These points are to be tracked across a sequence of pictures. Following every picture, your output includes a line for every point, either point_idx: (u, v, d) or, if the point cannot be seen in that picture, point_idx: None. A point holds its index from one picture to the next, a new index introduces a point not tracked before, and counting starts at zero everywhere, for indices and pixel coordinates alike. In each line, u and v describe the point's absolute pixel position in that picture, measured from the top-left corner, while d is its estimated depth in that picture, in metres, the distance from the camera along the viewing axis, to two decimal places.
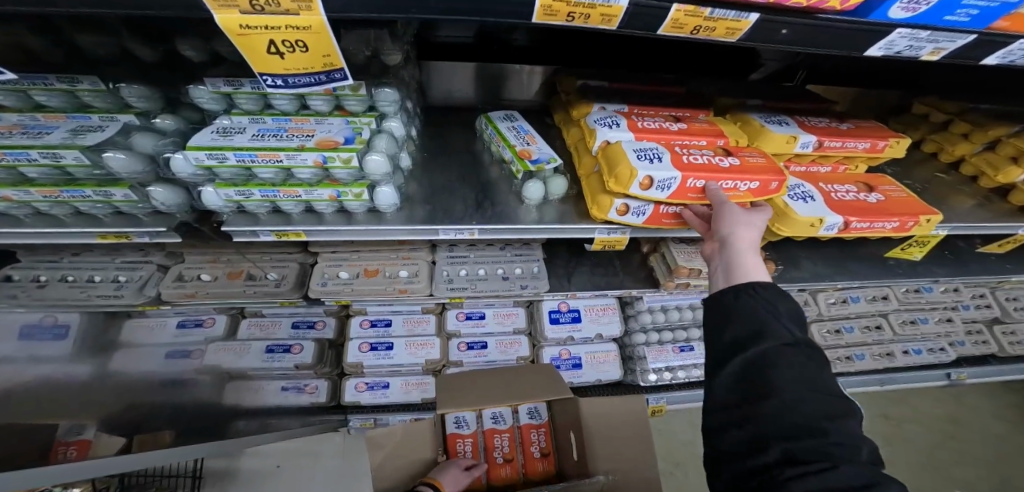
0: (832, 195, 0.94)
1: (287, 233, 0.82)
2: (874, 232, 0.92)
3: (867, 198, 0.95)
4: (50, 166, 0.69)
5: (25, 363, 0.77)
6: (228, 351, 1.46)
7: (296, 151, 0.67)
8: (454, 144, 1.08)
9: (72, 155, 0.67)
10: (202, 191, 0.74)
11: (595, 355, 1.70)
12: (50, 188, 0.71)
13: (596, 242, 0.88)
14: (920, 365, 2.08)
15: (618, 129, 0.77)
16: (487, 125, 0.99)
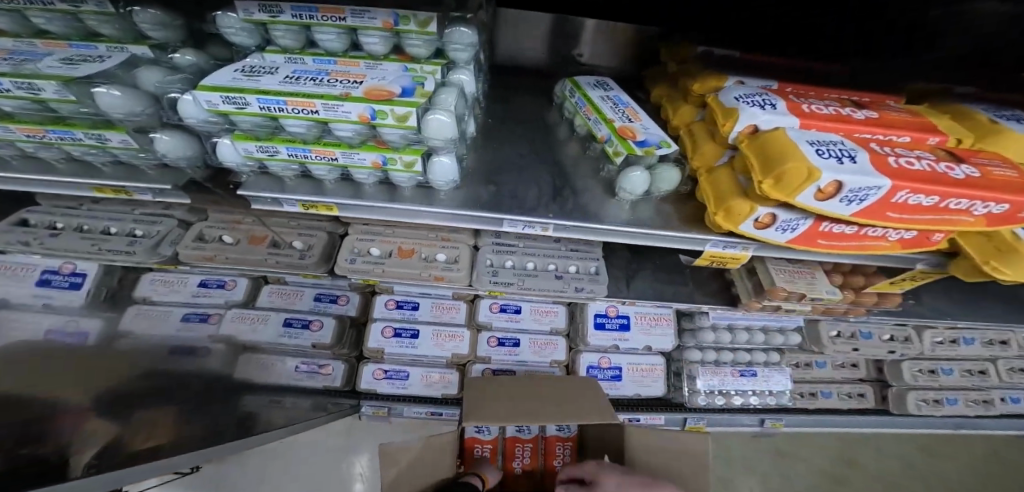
0: None
1: (316, 205, 0.66)
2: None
3: None
4: (29, 100, 0.55)
5: None
6: (246, 320, 1.38)
7: (339, 100, 0.50)
8: (520, 111, 0.89)
9: (52, 88, 0.53)
10: (218, 144, 0.59)
11: (638, 365, 1.43)
12: (33, 126, 0.59)
13: (702, 256, 0.68)
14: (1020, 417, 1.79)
15: (772, 111, 0.54)
16: (573, 92, 0.81)
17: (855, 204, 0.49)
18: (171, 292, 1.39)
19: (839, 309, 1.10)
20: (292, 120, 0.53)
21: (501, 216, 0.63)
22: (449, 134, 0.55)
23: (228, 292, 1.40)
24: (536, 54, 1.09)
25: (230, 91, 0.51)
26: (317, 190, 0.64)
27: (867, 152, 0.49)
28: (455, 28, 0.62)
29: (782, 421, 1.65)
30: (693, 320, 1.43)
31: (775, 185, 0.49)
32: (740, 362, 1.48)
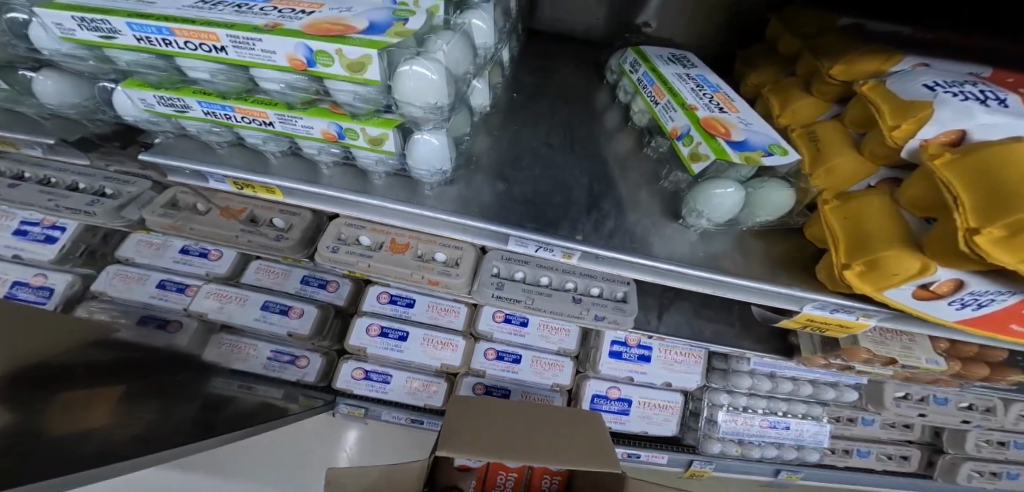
0: None
1: (252, 186, 0.47)
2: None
3: None
4: None
5: None
6: (223, 298, 1.24)
7: (253, 30, 0.30)
8: (558, 84, 0.68)
9: None
10: (109, 92, 0.42)
11: (649, 400, 1.24)
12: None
13: (794, 317, 0.47)
14: None
15: (1002, 111, 0.35)
16: (637, 66, 0.61)
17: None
18: (154, 255, 1.25)
19: (930, 377, 0.87)
20: (187, 60, 0.34)
21: (504, 232, 0.42)
22: (432, 99, 0.35)
23: (209, 263, 1.25)
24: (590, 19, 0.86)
25: (90, 9, 0.32)
26: (253, 166, 0.45)
27: None
28: None
29: (801, 475, 1.35)
30: (726, 360, 1.21)
31: (1003, 238, 0.29)
32: (772, 411, 1.25)
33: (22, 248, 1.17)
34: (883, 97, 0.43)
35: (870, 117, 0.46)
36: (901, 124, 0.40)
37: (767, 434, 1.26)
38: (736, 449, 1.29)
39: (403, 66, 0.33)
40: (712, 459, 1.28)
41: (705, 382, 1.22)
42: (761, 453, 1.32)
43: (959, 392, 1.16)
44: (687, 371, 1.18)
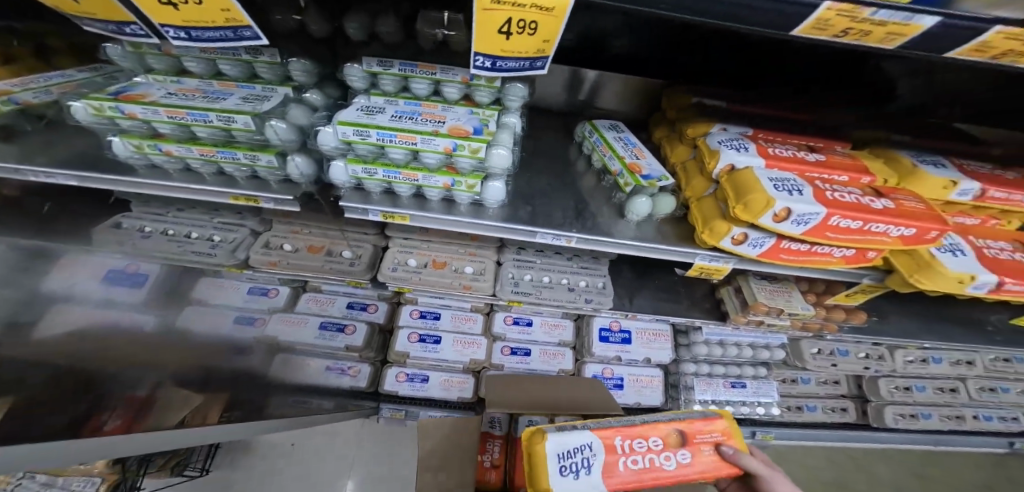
0: (986, 252, 0.69)
1: (393, 217, 0.80)
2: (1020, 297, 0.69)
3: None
4: (220, 129, 0.63)
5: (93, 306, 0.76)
6: (289, 323, 1.53)
7: (432, 135, 0.65)
8: (546, 146, 1.05)
9: (243, 121, 0.60)
10: (332, 165, 0.70)
11: (637, 376, 1.58)
12: (209, 146, 0.66)
13: (693, 267, 0.84)
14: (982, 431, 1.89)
15: (746, 153, 0.72)
16: (592, 132, 0.95)
17: (802, 225, 0.64)
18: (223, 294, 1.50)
19: (813, 324, 1.27)
20: (395, 149, 0.67)
21: (536, 230, 0.80)
22: (504, 163, 0.71)
23: (269, 299, 1.53)
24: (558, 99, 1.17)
25: (357, 126, 0.63)
26: (393, 202, 0.79)
27: (812, 187, 0.65)
28: (512, 83, 0.73)
29: (773, 435, 1.74)
30: (687, 336, 1.59)
31: (743, 209, 0.66)
32: (730, 374, 1.62)
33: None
34: (704, 145, 0.79)
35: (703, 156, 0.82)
36: (707, 161, 0.77)
37: (732, 394, 1.61)
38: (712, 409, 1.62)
39: (494, 148, 0.69)
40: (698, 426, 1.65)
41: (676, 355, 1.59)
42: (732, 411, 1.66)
43: (855, 345, 1.57)
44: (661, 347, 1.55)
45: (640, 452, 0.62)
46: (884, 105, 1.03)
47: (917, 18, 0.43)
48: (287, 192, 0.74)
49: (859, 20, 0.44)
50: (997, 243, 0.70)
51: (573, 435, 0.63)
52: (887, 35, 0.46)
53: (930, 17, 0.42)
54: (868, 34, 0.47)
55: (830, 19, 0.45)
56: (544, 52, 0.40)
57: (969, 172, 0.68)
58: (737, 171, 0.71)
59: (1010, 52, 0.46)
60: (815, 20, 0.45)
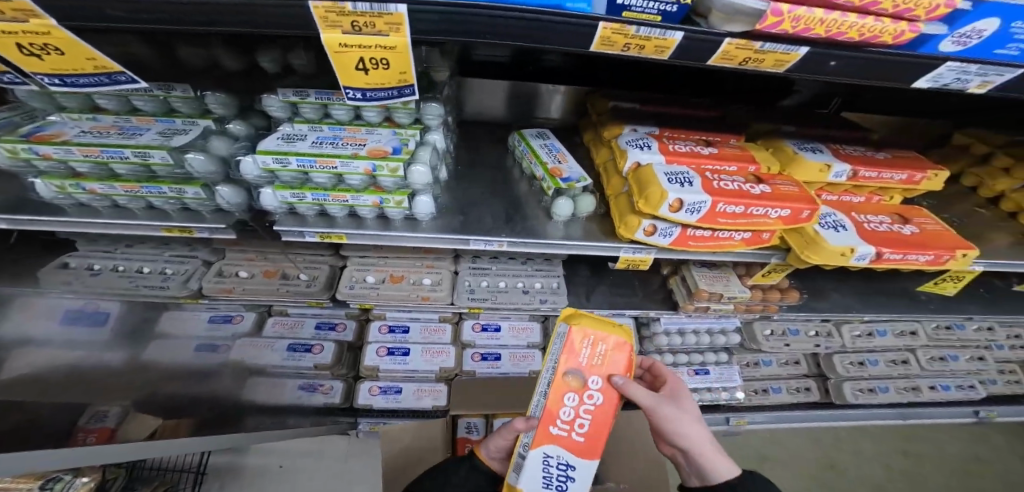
0: (865, 225, 0.78)
1: (330, 236, 0.82)
2: (904, 265, 0.75)
3: (900, 230, 0.77)
4: (138, 165, 0.66)
5: (62, 346, 0.75)
6: (254, 348, 1.49)
7: (350, 158, 0.68)
8: (484, 159, 1.08)
9: (159, 155, 0.64)
10: (261, 192, 0.73)
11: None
12: (132, 183, 0.69)
13: (620, 260, 0.89)
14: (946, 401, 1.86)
15: (648, 150, 0.80)
16: (520, 141, 0.99)
17: (695, 213, 0.71)
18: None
19: (756, 306, 1.35)
20: (318, 173, 0.70)
21: (468, 238, 0.84)
22: (425, 179, 0.74)
23: (234, 325, 1.50)
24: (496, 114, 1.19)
25: (275, 154, 0.66)
26: (328, 223, 0.82)
27: (701, 178, 0.73)
28: (428, 103, 0.76)
29: (746, 419, 1.77)
30: (649, 328, 1.64)
31: (645, 202, 0.73)
32: (694, 362, 1.67)
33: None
34: (616, 145, 0.86)
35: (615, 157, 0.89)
36: (619, 160, 0.83)
37: (697, 381, 1.66)
38: None
39: (413, 166, 0.72)
40: None
41: (640, 347, 1.63)
42: (700, 398, 1.70)
43: (804, 324, 1.65)
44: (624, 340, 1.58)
45: (572, 421, 0.69)
46: (783, 100, 1.14)
47: (670, 33, 0.43)
48: (218, 220, 0.78)
49: (632, 38, 0.43)
50: (877, 217, 0.79)
51: (532, 465, 0.69)
52: (656, 50, 0.46)
53: (679, 30, 0.43)
54: (643, 49, 0.46)
55: (610, 38, 0.43)
56: (406, 81, 0.47)
57: (841, 155, 0.78)
58: (641, 168, 0.78)
59: (750, 60, 0.48)
60: (597, 39, 0.44)
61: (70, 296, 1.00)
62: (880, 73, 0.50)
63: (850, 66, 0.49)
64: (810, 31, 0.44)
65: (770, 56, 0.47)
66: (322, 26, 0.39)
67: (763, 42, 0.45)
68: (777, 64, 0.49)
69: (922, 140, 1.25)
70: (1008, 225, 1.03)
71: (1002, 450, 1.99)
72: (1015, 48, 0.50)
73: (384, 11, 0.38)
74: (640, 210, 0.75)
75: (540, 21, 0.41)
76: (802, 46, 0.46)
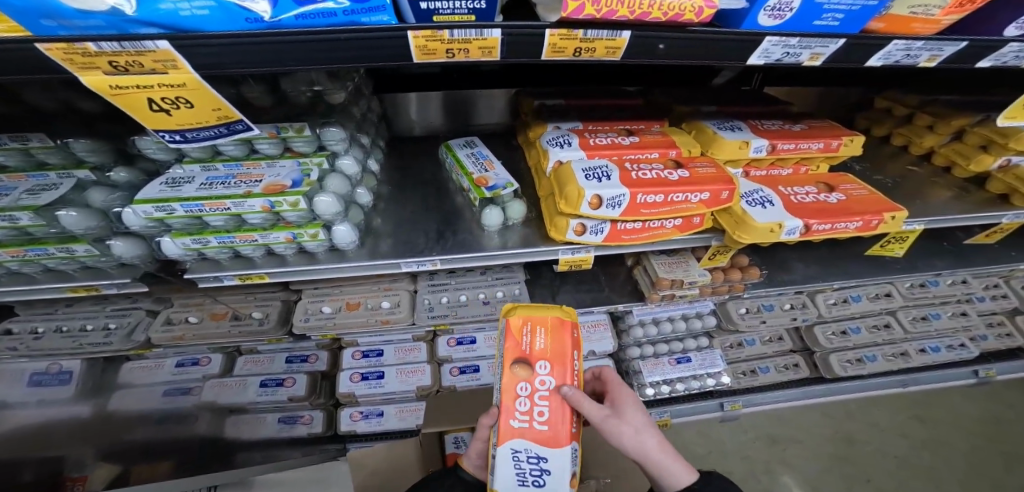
0: (792, 198, 0.79)
1: (250, 277, 0.79)
2: (838, 233, 0.79)
3: (826, 199, 0.80)
4: (10, 228, 0.63)
5: None
6: (224, 387, 1.40)
7: (242, 198, 0.63)
8: (417, 172, 1.00)
9: (28, 216, 0.60)
10: (158, 242, 0.69)
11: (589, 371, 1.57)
12: (14, 247, 0.66)
13: (561, 263, 0.85)
14: (938, 363, 1.86)
15: (569, 147, 0.77)
16: (446, 154, 0.94)
17: (617, 207, 0.69)
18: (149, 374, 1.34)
19: (725, 286, 1.31)
20: (212, 216, 0.65)
21: (397, 262, 0.78)
22: (334, 209, 0.68)
23: (202, 368, 1.39)
24: (431, 124, 1.13)
25: (158, 201, 0.62)
26: (247, 265, 0.78)
27: (619, 170, 0.71)
28: (327, 128, 0.71)
29: (740, 402, 1.73)
30: (623, 321, 1.61)
31: (565, 202, 0.70)
32: (674, 351, 1.64)
33: (40, 391, 1.25)
34: (538, 145, 0.82)
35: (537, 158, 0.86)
36: (542, 161, 0.80)
37: (680, 369, 1.63)
38: (665, 389, 1.64)
39: (319, 197, 0.67)
40: (663, 407, 1.66)
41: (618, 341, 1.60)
42: (686, 385, 1.67)
43: (778, 298, 1.63)
44: (602, 336, 1.55)
45: (530, 410, 0.59)
46: (713, 79, 1.13)
47: (486, 32, 0.41)
48: (126, 274, 0.76)
49: (448, 42, 0.41)
50: (804, 188, 0.83)
51: (503, 464, 0.59)
52: (482, 51, 0.44)
53: (494, 28, 0.41)
54: (469, 52, 0.44)
55: (426, 46, 0.41)
56: (228, 117, 0.43)
57: (760, 131, 0.80)
58: (561, 166, 0.74)
59: (584, 51, 0.46)
60: (415, 50, 0.41)
61: (25, 359, 1.23)
62: (729, 54, 0.50)
63: (679, 48, 0.47)
64: (617, 14, 0.42)
65: (596, 44, 0.45)
66: (73, 69, 0.35)
67: (583, 29, 0.43)
68: (608, 52, 0.46)
69: (848, 107, 1.27)
70: (944, 180, 1.04)
71: (1000, 402, 1.98)
72: (830, 19, 0.49)
73: (142, 49, 0.34)
74: (563, 212, 0.72)
75: (342, 40, 0.38)
76: (622, 31, 0.44)
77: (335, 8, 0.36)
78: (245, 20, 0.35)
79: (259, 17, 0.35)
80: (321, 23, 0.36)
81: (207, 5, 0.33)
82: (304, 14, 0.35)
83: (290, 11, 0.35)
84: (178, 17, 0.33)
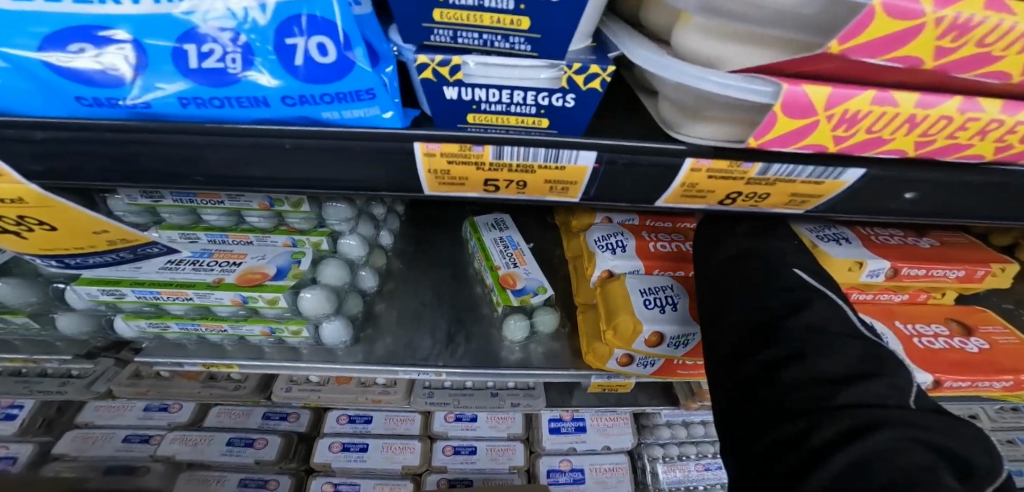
0: (913, 340, 0.60)
1: (218, 366, 0.63)
2: (975, 391, 0.59)
3: (964, 346, 0.60)
4: None
5: None
6: (188, 443, 1.15)
7: (208, 289, 0.49)
8: (434, 239, 0.85)
9: None
10: (112, 322, 0.55)
11: (598, 464, 1.23)
12: None
13: (593, 384, 0.74)
14: None
15: (622, 254, 0.61)
16: (470, 235, 0.78)
17: (682, 346, 0.55)
18: (114, 418, 1.15)
19: None
20: (172, 304, 0.50)
21: (395, 370, 0.63)
22: (324, 309, 0.55)
23: (171, 414, 1.17)
24: None
25: (109, 282, 0.48)
26: (215, 353, 0.62)
27: (689, 297, 0.56)
28: (330, 203, 0.57)
29: None
30: (647, 415, 1.32)
31: (614, 333, 0.55)
32: (703, 454, 1.30)
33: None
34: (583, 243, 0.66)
35: (577, 251, 0.71)
36: (587, 265, 0.64)
37: (707, 477, 1.28)
38: None
39: (304, 292, 0.54)
40: None
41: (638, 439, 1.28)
42: None
43: None
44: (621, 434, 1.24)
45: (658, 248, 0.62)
46: None
47: (575, 160, 0.31)
48: (72, 349, 0.59)
49: (490, 166, 0.31)
50: (929, 327, 0.63)
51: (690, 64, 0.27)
52: (551, 185, 0.33)
53: (592, 154, 0.30)
54: (525, 186, 0.33)
55: (446, 169, 0.30)
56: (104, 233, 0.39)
57: (877, 247, 0.59)
58: (611, 280, 0.59)
59: (755, 196, 0.36)
60: (431, 173, 0.31)
61: None
62: (902, 191, 0.35)
63: (960, 190, 0.35)
64: (883, 147, 0.30)
65: (779, 186, 0.35)
66: None
67: (764, 166, 0.32)
68: (794, 199, 0.37)
69: None
70: None
71: None
72: None
73: None
74: (608, 342, 0.57)
75: (285, 147, 0.27)
76: (851, 172, 0.33)
77: (263, 87, 0.24)
78: (76, 99, 0.24)
79: (106, 93, 0.24)
80: (241, 115, 0.26)
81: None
82: (189, 93, 0.24)
83: (161, 92, 0.23)
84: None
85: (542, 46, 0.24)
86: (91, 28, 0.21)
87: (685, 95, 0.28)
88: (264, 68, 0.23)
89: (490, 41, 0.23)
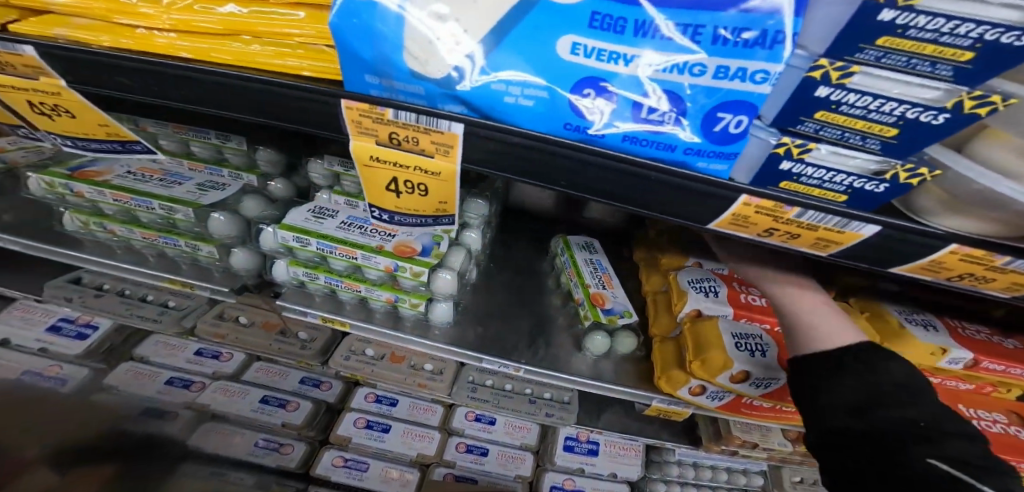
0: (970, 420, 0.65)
1: (333, 321, 0.69)
2: None
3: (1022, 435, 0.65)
4: (163, 216, 0.62)
5: None
6: (226, 393, 1.19)
7: (373, 252, 0.58)
8: (521, 247, 0.93)
9: (184, 211, 0.60)
10: (275, 263, 0.64)
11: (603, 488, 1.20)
12: (152, 231, 0.64)
13: (651, 407, 0.78)
14: None
15: (715, 299, 0.66)
16: (562, 251, 0.85)
17: (762, 387, 0.60)
18: (168, 356, 1.22)
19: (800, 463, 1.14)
20: (337, 260, 0.60)
21: (482, 357, 0.69)
22: (450, 289, 0.63)
23: (220, 363, 1.24)
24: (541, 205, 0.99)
25: (301, 231, 0.58)
26: (335, 308, 0.70)
27: (777, 348, 0.61)
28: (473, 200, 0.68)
29: None
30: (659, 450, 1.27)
31: (701, 366, 0.60)
32: None
33: (53, 341, 1.15)
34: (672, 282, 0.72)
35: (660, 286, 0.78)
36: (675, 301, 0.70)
37: None
38: None
39: (439, 272, 0.62)
40: None
41: (645, 473, 1.25)
42: None
43: None
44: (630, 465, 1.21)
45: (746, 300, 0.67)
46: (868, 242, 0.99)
47: (851, 226, 0.33)
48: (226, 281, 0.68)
49: (783, 222, 0.34)
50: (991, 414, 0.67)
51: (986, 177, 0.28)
52: (819, 240, 0.36)
53: (874, 225, 0.33)
54: (795, 238, 0.36)
55: (750, 215, 0.34)
56: (445, 211, 0.40)
57: (961, 338, 0.63)
58: (702, 319, 0.64)
59: (978, 279, 0.37)
60: (732, 215, 0.34)
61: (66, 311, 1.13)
62: None
63: None
64: None
65: (1008, 275, 0.35)
66: (354, 132, 0.34)
67: (1009, 257, 0.33)
68: (1010, 285, 0.37)
69: None
70: None
71: None
72: None
73: (434, 128, 0.31)
74: (692, 372, 0.62)
75: (647, 179, 0.31)
76: None
77: (679, 141, 0.27)
78: (563, 125, 0.29)
79: (585, 126, 0.29)
80: (646, 154, 0.29)
81: (537, 97, 0.27)
82: (632, 136, 0.28)
83: (620, 131, 0.28)
84: (500, 103, 0.28)
85: (892, 147, 0.28)
86: (601, 80, 0.26)
87: (967, 197, 0.30)
88: (689, 127, 0.26)
89: (847, 137, 0.28)
